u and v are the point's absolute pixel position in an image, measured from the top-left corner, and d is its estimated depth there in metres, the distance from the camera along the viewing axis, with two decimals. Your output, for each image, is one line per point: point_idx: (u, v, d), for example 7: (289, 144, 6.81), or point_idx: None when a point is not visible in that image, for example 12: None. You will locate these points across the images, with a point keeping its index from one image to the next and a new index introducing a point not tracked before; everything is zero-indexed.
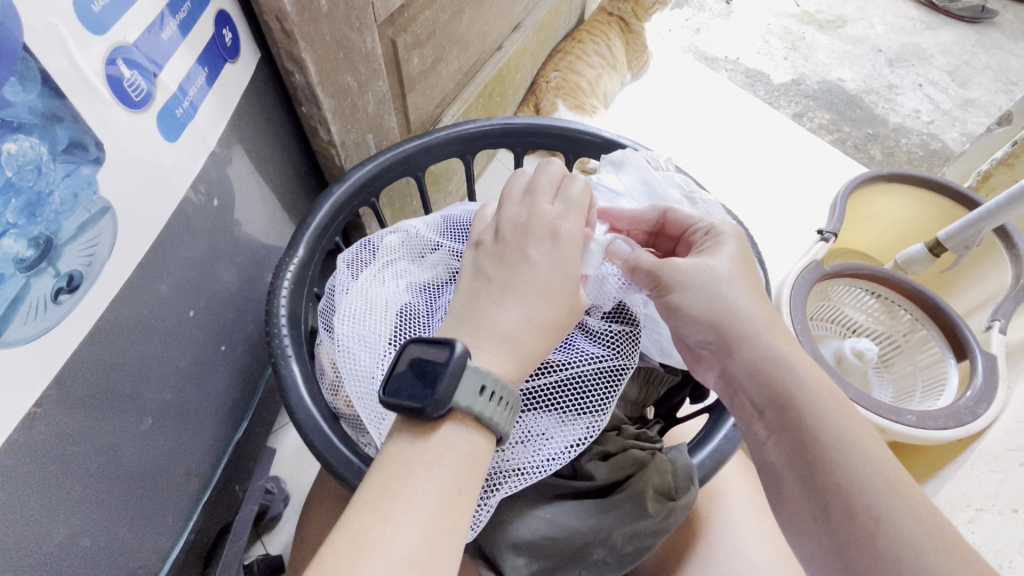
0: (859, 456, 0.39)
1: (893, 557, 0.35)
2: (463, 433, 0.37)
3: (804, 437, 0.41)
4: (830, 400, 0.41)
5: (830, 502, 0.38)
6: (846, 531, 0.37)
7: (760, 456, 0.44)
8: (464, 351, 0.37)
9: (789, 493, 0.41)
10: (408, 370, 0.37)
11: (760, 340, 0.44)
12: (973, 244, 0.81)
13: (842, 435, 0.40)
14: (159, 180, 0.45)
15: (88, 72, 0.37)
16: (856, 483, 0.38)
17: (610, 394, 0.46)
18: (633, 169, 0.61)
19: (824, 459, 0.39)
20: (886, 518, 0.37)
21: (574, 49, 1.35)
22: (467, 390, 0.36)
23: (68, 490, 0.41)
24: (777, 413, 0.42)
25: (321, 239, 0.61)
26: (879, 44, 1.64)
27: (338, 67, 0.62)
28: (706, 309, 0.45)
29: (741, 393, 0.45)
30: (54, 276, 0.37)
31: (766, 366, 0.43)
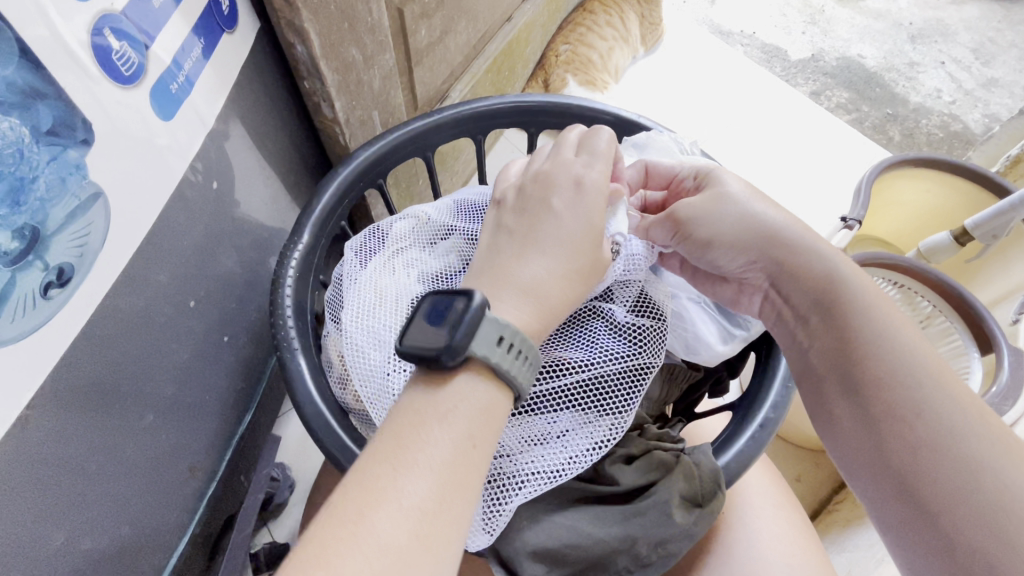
0: (899, 350, 0.38)
1: (932, 445, 0.35)
2: (476, 384, 0.34)
3: (847, 338, 0.40)
4: (872, 298, 0.41)
5: (869, 399, 0.38)
6: (886, 424, 0.37)
7: (800, 361, 0.43)
8: (482, 302, 0.35)
9: (829, 395, 0.40)
10: (427, 317, 0.35)
11: (797, 244, 0.43)
12: (1001, 234, 0.78)
13: (887, 332, 0.39)
14: (154, 162, 0.42)
15: (73, 42, 0.34)
16: (897, 377, 0.37)
17: (634, 393, 0.44)
18: (657, 152, 0.58)
19: (864, 354, 0.39)
20: (927, 409, 0.35)
21: (585, 20, 1.29)
22: (483, 339, 0.34)
23: (67, 492, 0.40)
24: (821, 316, 0.41)
25: (326, 224, 0.58)
26: (901, 18, 1.57)
27: (343, 39, 0.58)
28: (744, 225, 0.44)
29: (781, 303, 0.44)
30: (42, 270, 0.34)
31: (809, 271, 0.43)
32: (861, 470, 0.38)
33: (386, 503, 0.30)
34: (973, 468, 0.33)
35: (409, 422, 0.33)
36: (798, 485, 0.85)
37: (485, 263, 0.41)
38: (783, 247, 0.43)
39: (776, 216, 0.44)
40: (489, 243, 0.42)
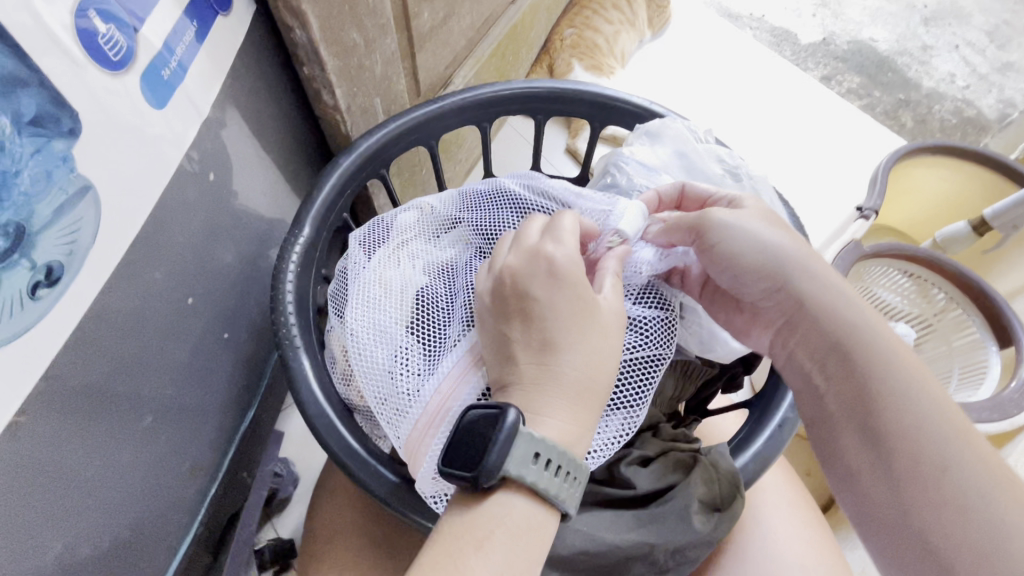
0: (921, 403, 0.36)
1: (958, 505, 0.34)
2: (516, 504, 0.33)
3: (867, 388, 0.38)
4: (892, 343, 0.39)
5: (889, 455, 0.36)
6: (910, 482, 0.35)
7: (816, 406, 0.41)
8: (516, 416, 0.33)
9: (847, 444, 0.39)
10: (463, 432, 0.35)
11: (816, 284, 0.42)
12: (1022, 224, 0.76)
13: (910, 383, 0.37)
14: (146, 153, 0.40)
15: (56, 25, 0.31)
16: (922, 432, 0.36)
17: (645, 387, 0.43)
18: (671, 141, 0.56)
19: (883, 405, 0.37)
20: (952, 468, 0.34)
21: (591, 2, 1.25)
22: (519, 458, 0.33)
23: (63, 497, 0.38)
24: (838, 362, 0.40)
25: (328, 215, 0.56)
26: (915, 0, 1.52)
27: (343, 22, 0.56)
28: (765, 257, 0.42)
29: (797, 343, 0.43)
30: (29, 270, 0.32)
31: (829, 314, 0.41)
32: (880, 523, 0.37)
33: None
34: (1001, 534, 0.32)
35: (446, 548, 0.32)
36: (809, 479, 0.84)
37: (505, 267, 0.40)
38: (802, 282, 0.42)
39: (796, 250, 0.42)
40: (534, 252, 0.40)
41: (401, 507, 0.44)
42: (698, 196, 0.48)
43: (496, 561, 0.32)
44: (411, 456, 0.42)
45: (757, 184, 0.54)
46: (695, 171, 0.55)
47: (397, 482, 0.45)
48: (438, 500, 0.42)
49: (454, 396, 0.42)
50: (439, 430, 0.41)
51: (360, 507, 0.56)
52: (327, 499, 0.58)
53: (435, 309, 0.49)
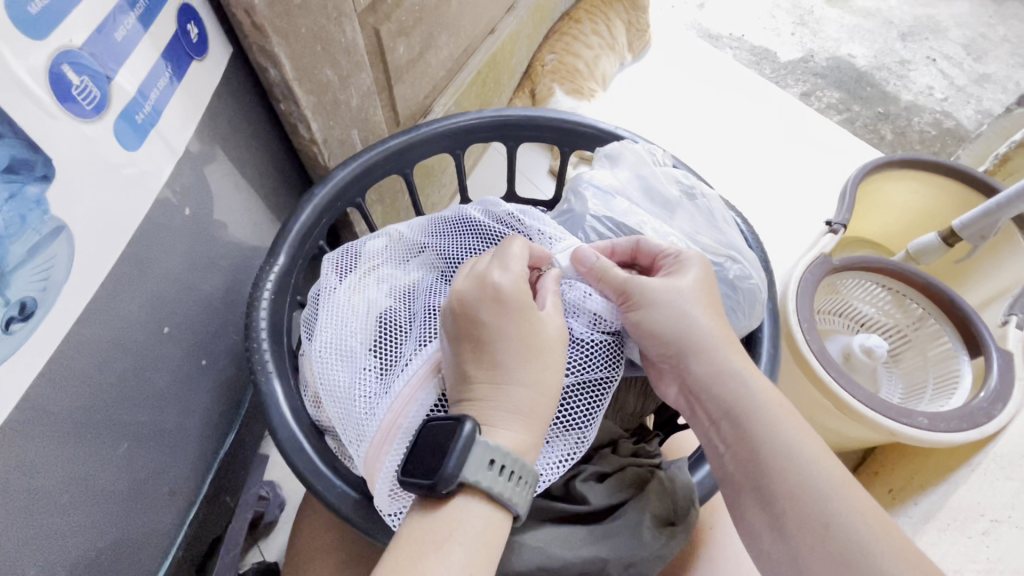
0: (805, 466, 0.39)
1: (843, 560, 0.36)
2: (474, 508, 0.35)
3: (756, 449, 0.41)
4: (778, 409, 0.42)
5: (784, 516, 0.39)
6: (802, 539, 0.38)
7: (720, 468, 0.43)
8: (474, 426, 0.35)
9: (748, 506, 0.41)
10: (424, 444, 0.37)
11: (714, 353, 0.44)
12: (989, 234, 0.78)
13: (792, 444, 0.40)
14: (121, 193, 0.42)
15: (30, 81, 0.34)
16: (807, 490, 0.39)
17: (595, 409, 0.45)
18: (628, 165, 0.58)
19: (775, 470, 0.40)
20: (835, 523, 0.37)
21: (571, 29, 1.29)
22: (475, 465, 0.35)
23: (35, 525, 0.40)
24: (731, 425, 0.42)
25: (304, 244, 0.58)
26: (891, 17, 1.56)
27: (316, 61, 0.59)
28: (667, 328, 0.44)
29: (698, 406, 0.44)
30: (4, 305, 0.34)
31: (719, 380, 0.43)
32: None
33: None
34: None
35: (408, 554, 0.33)
36: None
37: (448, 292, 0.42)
38: (695, 350, 0.44)
39: (704, 325, 0.44)
40: (479, 279, 0.41)
41: (366, 525, 0.45)
42: (651, 251, 0.49)
43: (456, 567, 0.33)
44: (370, 472, 0.43)
45: (711, 203, 0.57)
46: (652, 193, 0.57)
47: (359, 498, 0.46)
48: (393, 517, 0.43)
49: (404, 410, 0.44)
50: (390, 446, 0.43)
51: (336, 529, 0.56)
52: (305, 521, 0.59)
53: (396, 329, 0.50)
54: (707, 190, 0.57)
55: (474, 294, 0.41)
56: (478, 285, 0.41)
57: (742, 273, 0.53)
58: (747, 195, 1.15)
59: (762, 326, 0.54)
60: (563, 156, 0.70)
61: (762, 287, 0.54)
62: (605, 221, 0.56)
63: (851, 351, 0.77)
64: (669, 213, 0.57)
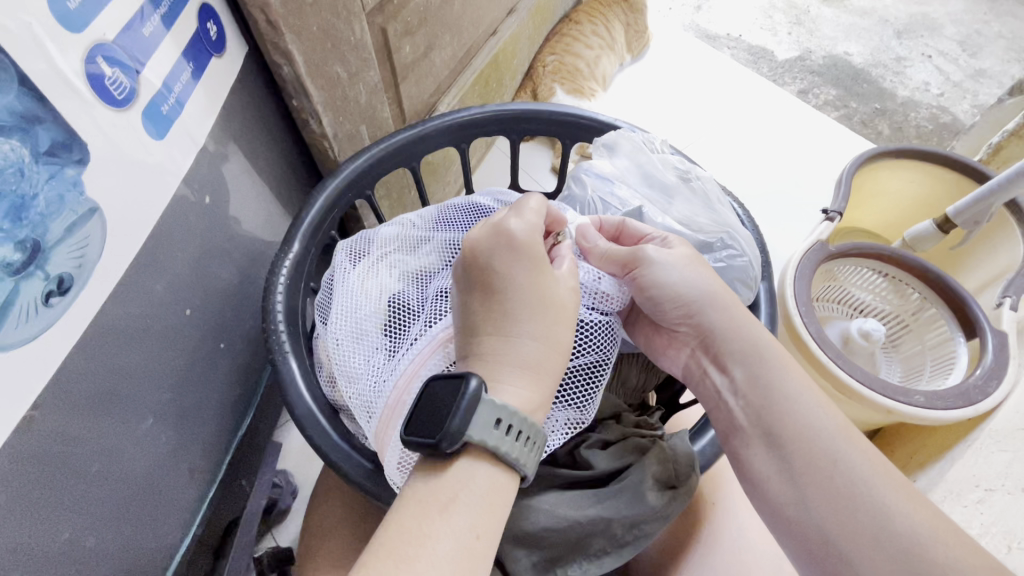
0: (812, 411, 0.42)
1: (849, 494, 0.39)
2: (478, 467, 0.37)
3: (767, 397, 0.44)
4: (785, 362, 0.45)
5: (792, 457, 0.41)
6: (811, 480, 0.40)
7: (726, 422, 0.46)
8: (479, 386, 0.37)
9: (756, 453, 0.43)
10: (429, 402, 0.38)
11: (724, 310, 0.46)
12: (983, 220, 0.79)
13: (798, 392, 0.43)
14: (148, 180, 0.45)
15: (69, 72, 0.37)
16: (814, 432, 0.41)
17: (594, 389, 0.47)
18: (626, 154, 0.61)
19: (784, 415, 0.43)
20: (841, 460, 0.40)
21: (571, 31, 1.32)
22: (481, 424, 0.36)
23: (69, 492, 0.42)
24: (740, 378, 0.45)
25: (317, 233, 0.61)
26: (887, 15, 1.58)
27: (327, 58, 0.62)
28: (686, 284, 0.46)
29: (706, 363, 0.47)
30: (44, 280, 0.37)
31: (733, 334, 0.46)
32: (788, 521, 0.41)
33: (423, 546, 0.34)
34: (885, 513, 0.38)
35: (417, 512, 0.35)
36: None
37: (466, 243, 0.44)
38: (713, 306, 0.46)
39: (712, 284, 0.47)
40: (496, 228, 0.44)
41: (379, 494, 0.48)
42: (635, 233, 0.51)
43: (465, 526, 0.35)
44: (380, 444, 0.45)
45: (706, 185, 0.59)
46: (651, 180, 0.60)
47: (371, 469, 0.48)
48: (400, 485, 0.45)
49: (409, 387, 0.46)
50: (398, 421, 0.45)
51: (350, 507, 0.59)
52: (320, 500, 0.61)
53: (405, 311, 0.52)
54: (704, 175, 0.59)
55: (482, 262, 0.43)
56: (493, 236, 0.43)
57: (735, 253, 0.55)
58: (746, 189, 1.17)
59: (758, 301, 0.57)
60: (564, 149, 0.73)
61: (756, 265, 0.56)
62: (605, 205, 0.58)
63: (849, 335, 0.79)
64: (667, 198, 0.59)
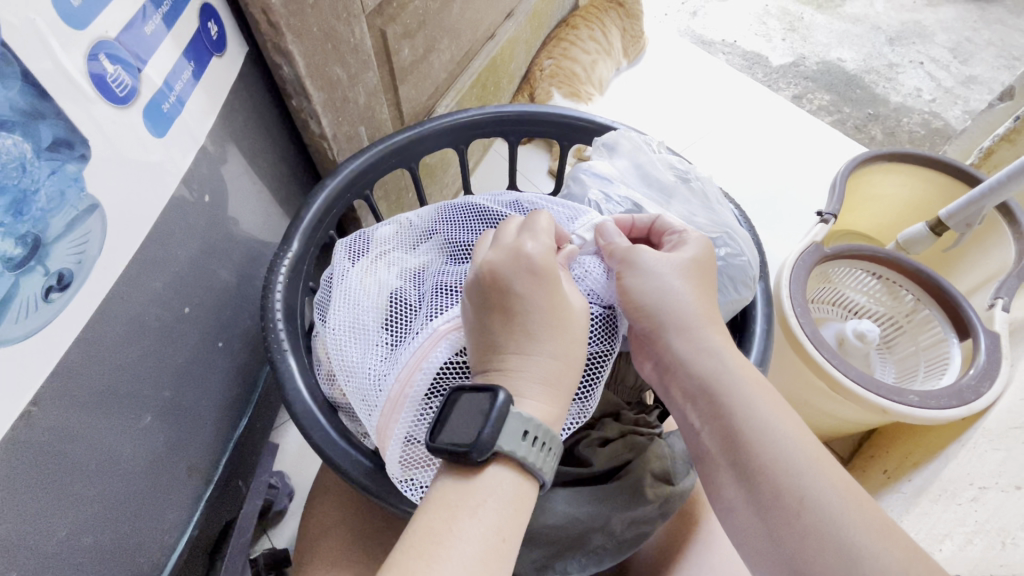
0: (782, 442, 0.41)
1: (816, 532, 0.38)
2: (505, 475, 0.37)
3: (733, 428, 0.42)
4: (754, 388, 0.43)
5: (760, 489, 0.40)
6: (778, 515, 0.39)
7: (696, 445, 0.45)
8: (508, 399, 0.37)
9: (724, 481, 0.42)
10: (457, 412, 0.38)
11: (692, 332, 0.45)
12: (974, 222, 0.80)
13: (768, 422, 0.41)
14: (149, 178, 0.45)
15: (71, 68, 0.37)
16: (781, 466, 0.40)
17: (595, 381, 0.47)
18: (626, 155, 0.61)
19: (751, 446, 0.41)
20: (809, 497, 0.39)
21: (568, 36, 1.33)
22: (510, 435, 0.37)
23: (66, 489, 0.42)
24: (707, 406, 0.44)
25: (316, 232, 0.61)
26: (879, 22, 1.60)
27: (327, 59, 0.62)
28: (650, 302, 0.46)
29: (674, 384, 0.46)
30: (44, 275, 0.37)
31: (697, 356, 0.45)
32: (757, 552, 0.41)
33: (448, 548, 0.34)
34: (852, 554, 0.36)
35: (441, 517, 0.35)
36: None
37: (484, 265, 0.43)
38: (673, 326, 0.46)
39: (685, 299, 0.46)
40: (513, 250, 0.43)
41: (378, 491, 0.48)
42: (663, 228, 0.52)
43: (491, 531, 0.35)
44: (381, 439, 0.46)
45: (705, 186, 0.60)
46: (650, 180, 0.60)
47: (370, 466, 0.48)
48: (407, 484, 0.46)
49: (410, 381, 0.45)
50: (401, 415, 0.45)
51: (348, 506, 0.58)
52: (317, 500, 0.60)
53: (404, 307, 0.52)
54: (701, 176, 0.60)
55: (512, 281, 0.41)
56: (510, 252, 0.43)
57: (734, 251, 0.56)
58: (741, 192, 1.18)
59: (754, 301, 0.57)
60: (563, 150, 0.73)
61: (753, 265, 0.57)
62: (606, 201, 0.59)
63: (844, 336, 0.80)
64: (666, 198, 0.59)
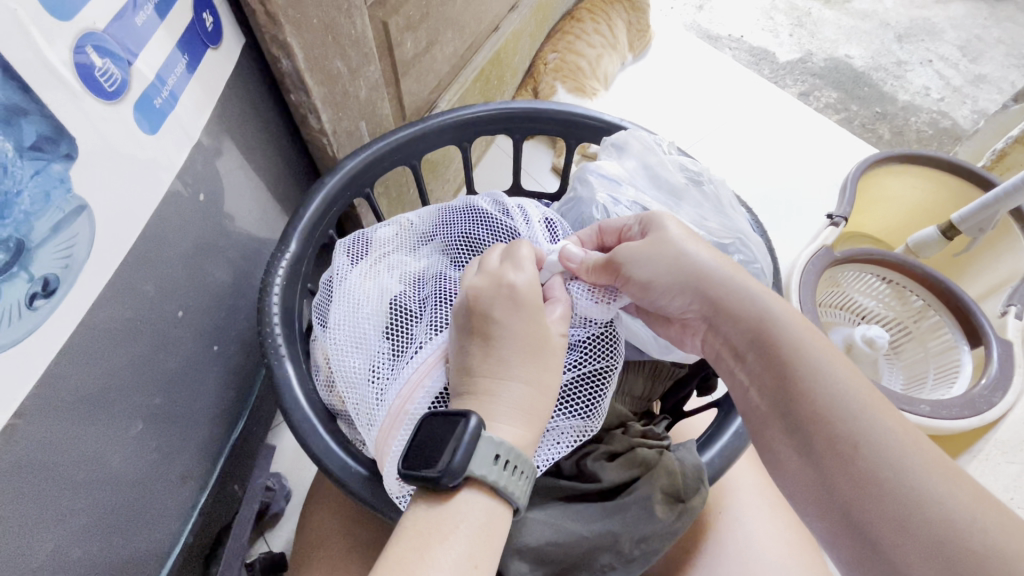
0: (833, 386, 0.38)
1: (872, 480, 0.35)
2: (477, 502, 0.36)
3: (784, 376, 0.40)
4: (801, 333, 0.41)
5: (812, 439, 0.37)
6: (831, 463, 0.36)
7: (745, 403, 0.42)
8: (479, 423, 0.36)
9: (775, 436, 0.40)
10: (425, 435, 0.37)
11: (727, 285, 0.44)
12: (987, 226, 0.79)
13: (819, 366, 0.39)
14: (140, 177, 0.43)
15: (56, 62, 0.35)
16: (836, 409, 0.37)
17: (599, 396, 0.46)
18: (634, 155, 0.60)
19: (800, 392, 0.39)
20: (865, 442, 0.36)
21: (572, 29, 1.31)
22: (481, 459, 0.36)
23: (52, 502, 0.40)
24: (757, 359, 0.42)
25: (314, 233, 0.59)
26: (888, 19, 1.57)
27: (327, 52, 0.60)
28: (672, 271, 0.45)
29: (720, 345, 0.45)
30: (27, 281, 0.35)
31: (738, 312, 0.43)
32: (813, 510, 0.37)
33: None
34: (915, 498, 0.33)
35: (413, 546, 0.34)
36: None
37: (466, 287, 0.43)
38: (713, 286, 0.44)
39: (706, 259, 0.45)
40: (496, 277, 0.43)
41: (377, 504, 0.46)
42: (614, 230, 0.50)
43: (462, 559, 0.34)
44: (379, 455, 0.44)
45: (718, 188, 0.58)
46: (659, 182, 0.58)
47: (370, 478, 0.47)
48: (404, 499, 0.43)
49: (412, 398, 0.44)
50: (400, 432, 0.43)
51: (347, 514, 0.57)
52: (315, 506, 0.59)
53: (407, 315, 0.50)
54: (712, 177, 0.58)
55: (491, 307, 0.41)
56: None
57: (748, 258, 0.55)
58: (748, 191, 1.17)
59: None
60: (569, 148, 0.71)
61: (767, 272, 0.56)
62: (614, 204, 0.57)
63: (853, 342, 0.78)
64: (676, 201, 0.58)
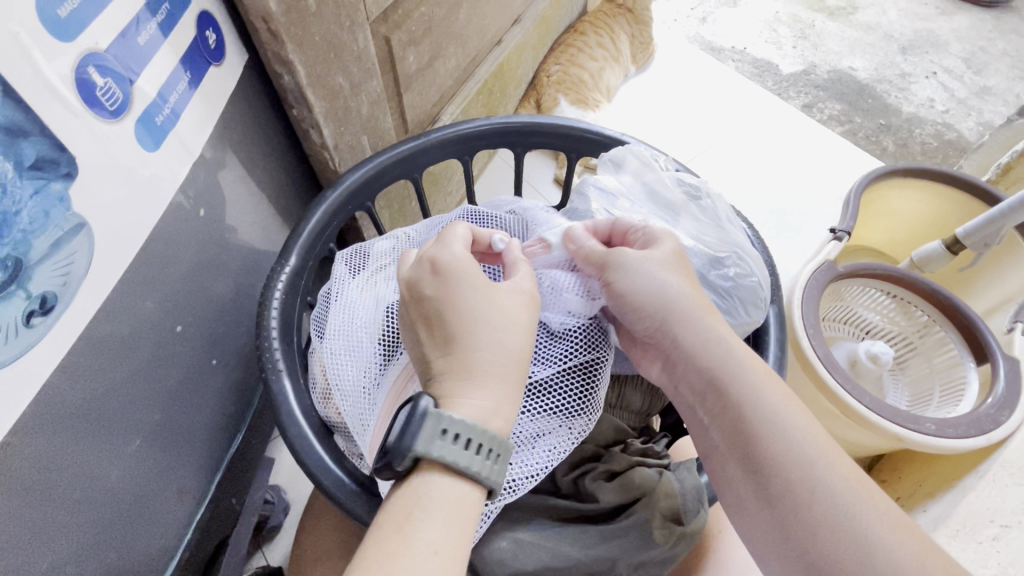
0: (789, 431, 0.38)
1: (826, 527, 0.35)
2: (442, 483, 0.34)
3: (741, 417, 0.40)
4: (759, 374, 0.41)
5: (770, 482, 0.38)
6: (787, 508, 0.37)
7: (704, 441, 0.43)
8: (421, 401, 0.35)
9: (732, 476, 0.40)
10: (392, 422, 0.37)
11: (693, 321, 0.43)
12: (993, 241, 0.78)
13: (777, 411, 0.39)
14: (141, 193, 0.43)
15: (58, 83, 0.35)
16: (792, 454, 0.38)
17: (591, 391, 0.47)
18: (632, 172, 0.59)
19: (758, 436, 0.39)
20: (821, 488, 0.36)
21: (576, 41, 1.31)
22: (428, 436, 0.34)
23: (46, 520, 0.40)
24: (716, 397, 0.42)
25: (314, 246, 0.59)
26: (892, 31, 1.57)
27: (329, 68, 0.60)
28: (643, 296, 0.44)
29: (681, 378, 0.44)
30: (24, 300, 0.35)
31: (702, 349, 0.43)
32: (766, 550, 0.38)
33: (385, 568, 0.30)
34: (867, 546, 0.34)
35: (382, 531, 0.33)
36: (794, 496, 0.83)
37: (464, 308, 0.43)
38: (679, 317, 0.44)
39: (683, 292, 0.44)
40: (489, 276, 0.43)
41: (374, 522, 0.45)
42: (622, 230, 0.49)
43: (422, 547, 0.31)
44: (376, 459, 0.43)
45: (716, 203, 0.58)
46: (656, 198, 0.58)
47: (367, 498, 0.46)
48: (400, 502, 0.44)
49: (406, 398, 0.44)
50: None
51: (344, 530, 0.56)
52: (312, 522, 0.59)
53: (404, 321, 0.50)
54: (711, 193, 0.58)
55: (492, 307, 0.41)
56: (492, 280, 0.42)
57: (744, 271, 0.54)
58: (751, 204, 1.16)
59: (767, 325, 0.55)
60: (569, 163, 0.71)
61: (764, 286, 0.55)
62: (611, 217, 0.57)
63: (857, 357, 0.77)
64: (673, 216, 0.57)
